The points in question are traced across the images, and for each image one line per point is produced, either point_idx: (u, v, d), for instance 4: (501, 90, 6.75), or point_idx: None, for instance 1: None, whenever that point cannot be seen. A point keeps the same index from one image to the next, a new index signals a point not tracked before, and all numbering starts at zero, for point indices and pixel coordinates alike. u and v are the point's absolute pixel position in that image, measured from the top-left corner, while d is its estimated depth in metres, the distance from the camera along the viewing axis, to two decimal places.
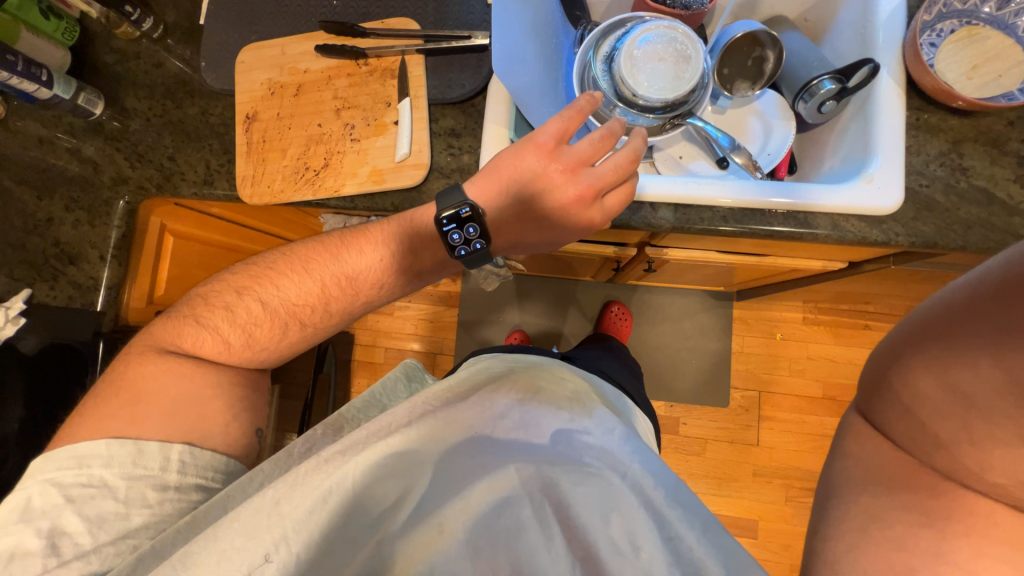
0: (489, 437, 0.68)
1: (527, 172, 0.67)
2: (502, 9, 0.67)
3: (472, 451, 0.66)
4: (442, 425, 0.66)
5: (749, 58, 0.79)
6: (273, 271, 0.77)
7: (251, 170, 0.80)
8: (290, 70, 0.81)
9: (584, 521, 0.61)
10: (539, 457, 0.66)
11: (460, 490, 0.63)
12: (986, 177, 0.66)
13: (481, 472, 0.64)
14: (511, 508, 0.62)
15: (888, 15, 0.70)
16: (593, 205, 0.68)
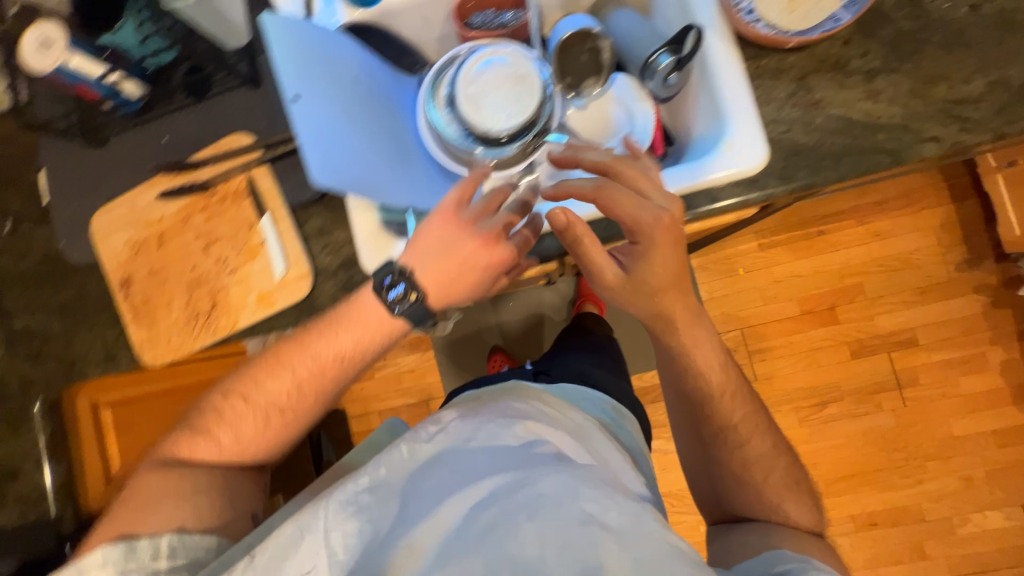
0: (464, 440, 0.63)
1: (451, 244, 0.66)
2: (308, 111, 0.60)
3: (443, 462, 0.61)
4: (408, 447, 0.63)
5: (584, 51, 0.77)
6: (252, 369, 0.72)
7: (144, 334, 0.78)
8: (146, 223, 0.78)
9: (561, 507, 0.54)
10: (511, 453, 0.61)
11: (432, 508, 0.56)
12: (839, 103, 0.65)
13: (453, 479, 0.58)
14: (485, 516, 0.54)
15: None
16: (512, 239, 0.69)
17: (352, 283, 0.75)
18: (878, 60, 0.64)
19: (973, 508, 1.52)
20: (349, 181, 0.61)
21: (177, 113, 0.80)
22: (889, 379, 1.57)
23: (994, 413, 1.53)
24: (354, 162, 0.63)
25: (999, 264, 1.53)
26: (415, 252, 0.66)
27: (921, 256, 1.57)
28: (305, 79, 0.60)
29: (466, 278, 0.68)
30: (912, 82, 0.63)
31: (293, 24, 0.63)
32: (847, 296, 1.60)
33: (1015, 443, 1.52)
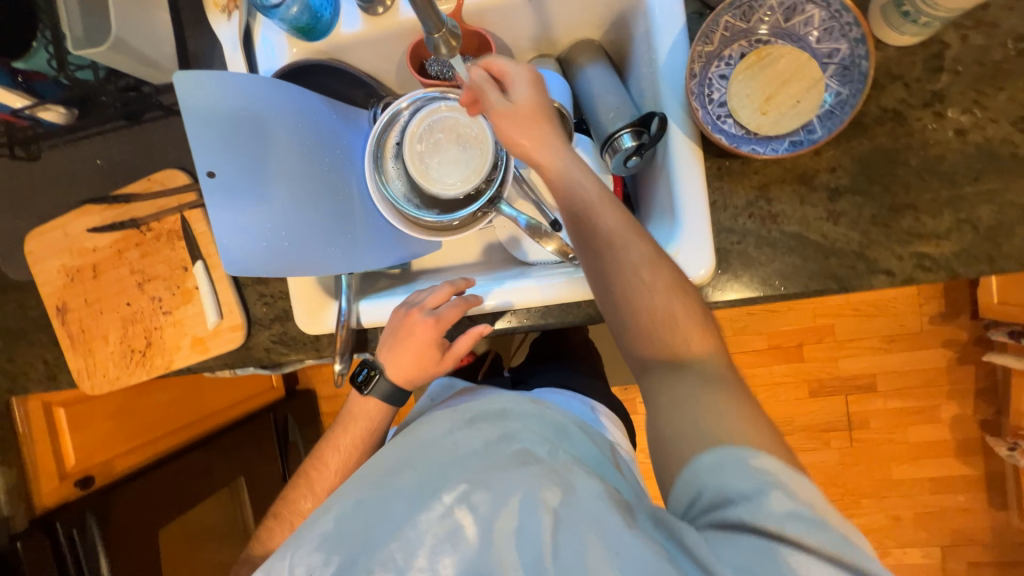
0: (426, 448, 0.58)
1: (419, 338, 0.66)
2: (224, 202, 0.58)
3: (411, 478, 0.56)
4: (372, 468, 0.59)
5: None
6: (287, 503, 0.72)
7: (81, 363, 0.78)
8: (80, 251, 0.76)
9: (535, 516, 0.48)
10: (478, 457, 0.55)
11: (411, 536, 0.50)
12: (797, 220, 0.61)
13: (422, 498, 0.53)
14: (465, 536, 0.50)
15: (669, 51, 0.61)
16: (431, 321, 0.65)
17: (286, 338, 0.74)
18: (847, 178, 0.60)
19: (896, 544, 1.61)
20: (263, 267, 0.61)
21: (107, 135, 0.75)
22: (842, 419, 1.61)
23: (935, 462, 1.58)
24: (277, 241, 0.62)
25: (972, 320, 1.51)
26: (392, 356, 0.68)
27: (898, 305, 1.54)
28: (223, 152, 0.57)
29: (412, 360, 0.68)
30: (876, 207, 0.60)
31: (215, 77, 0.57)
32: (817, 336, 1.59)
33: (948, 491, 1.58)
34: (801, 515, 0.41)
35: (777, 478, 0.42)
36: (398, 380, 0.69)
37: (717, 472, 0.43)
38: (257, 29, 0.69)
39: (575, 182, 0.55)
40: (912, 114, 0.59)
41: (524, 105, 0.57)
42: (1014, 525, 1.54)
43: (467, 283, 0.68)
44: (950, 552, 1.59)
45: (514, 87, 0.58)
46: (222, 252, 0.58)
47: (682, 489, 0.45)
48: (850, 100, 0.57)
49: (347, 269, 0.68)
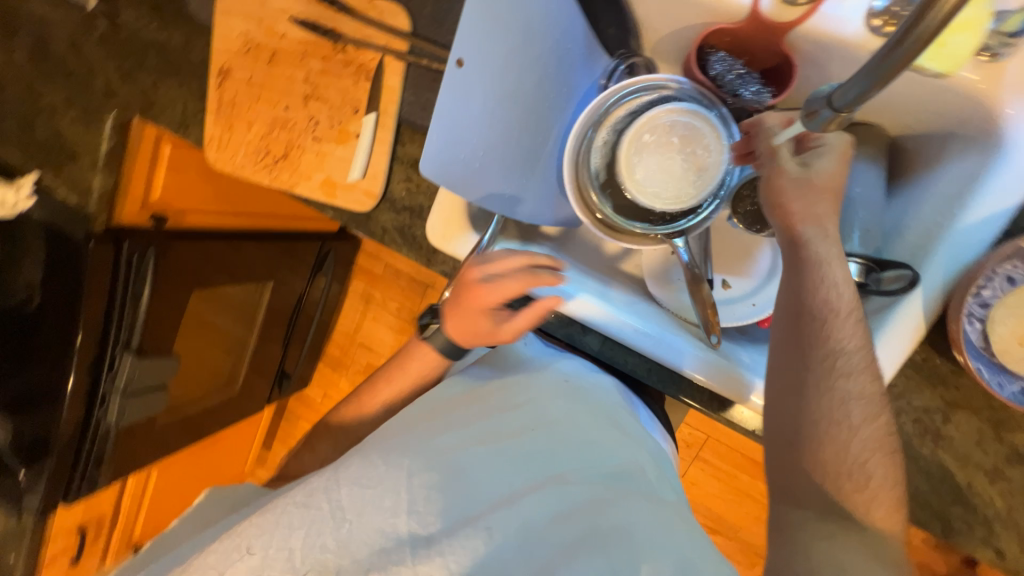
0: (530, 424, 0.61)
1: (486, 297, 0.64)
2: (454, 95, 0.56)
3: (513, 455, 0.57)
4: (447, 415, 0.62)
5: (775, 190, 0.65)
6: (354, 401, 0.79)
7: (216, 133, 0.75)
8: (267, 29, 0.73)
9: (631, 540, 0.50)
10: (578, 453, 0.59)
11: (528, 511, 0.51)
12: (956, 452, 0.61)
13: (523, 481, 0.55)
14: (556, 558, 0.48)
15: (972, 224, 0.56)
16: (483, 283, 0.63)
17: (412, 234, 0.71)
18: (999, 412, 0.60)
19: None
20: (446, 173, 0.58)
21: None
22: None
23: None
24: (473, 156, 0.60)
25: None
26: (460, 308, 0.68)
27: None
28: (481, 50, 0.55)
29: (474, 318, 0.68)
30: (1002, 450, 0.61)
31: None
32: None
33: None
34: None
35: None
36: (458, 333, 0.70)
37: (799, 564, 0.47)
38: None
39: (838, 292, 0.51)
40: None
41: (822, 178, 0.53)
42: None
43: (553, 262, 0.65)
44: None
45: (817, 159, 0.53)
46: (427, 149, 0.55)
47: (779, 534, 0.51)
48: None
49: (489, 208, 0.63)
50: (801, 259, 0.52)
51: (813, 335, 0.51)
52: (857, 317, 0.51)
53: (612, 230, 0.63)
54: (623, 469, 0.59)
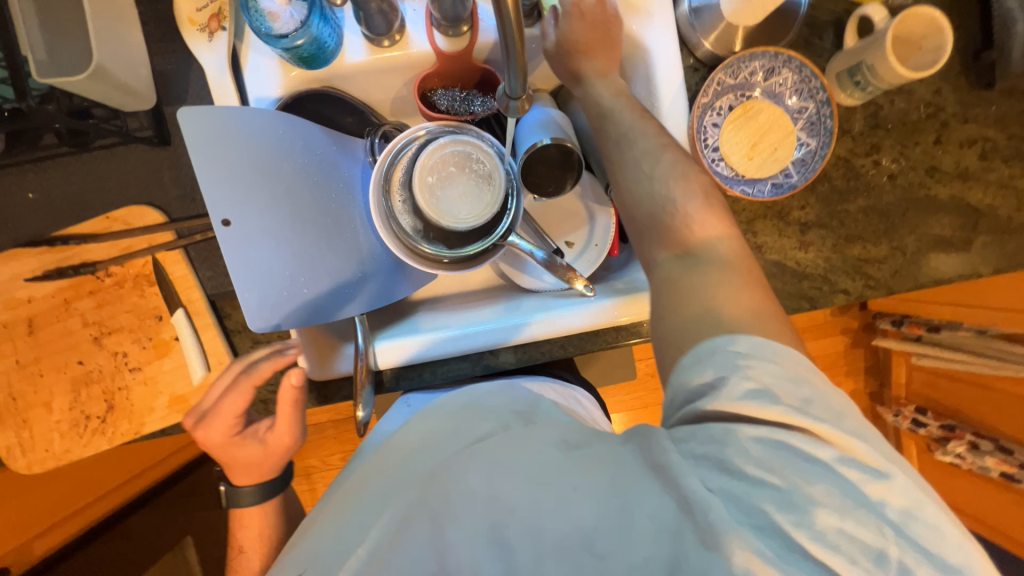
0: (398, 463, 0.48)
1: (213, 441, 0.63)
2: (238, 250, 0.54)
3: (380, 488, 0.45)
4: (349, 483, 0.50)
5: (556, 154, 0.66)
6: None
7: (13, 438, 0.64)
8: (7, 302, 0.63)
9: (524, 491, 0.39)
10: (446, 452, 0.45)
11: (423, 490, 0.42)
12: (777, 250, 0.72)
13: (403, 469, 0.46)
14: (440, 551, 0.37)
15: (671, 100, 0.67)
16: (195, 428, 0.63)
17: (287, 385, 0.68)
18: (813, 214, 0.72)
19: None
20: (286, 314, 0.59)
21: (46, 160, 0.62)
22: None
23: None
24: (295, 284, 0.59)
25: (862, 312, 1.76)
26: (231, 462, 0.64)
27: None
28: (243, 201, 0.53)
29: (238, 453, 0.64)
30: (836, 238, 0.72)
31: (211, 113, 0.54)
32: None
33: None
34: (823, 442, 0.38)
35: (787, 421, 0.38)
36: (250, 476, 0.65)
37: (714, 429, 0.39)
38: (246, 53, 0.62)
39: (648, 140, 0.56)
40: (858, 161, 0.72)
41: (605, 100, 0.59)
42: None
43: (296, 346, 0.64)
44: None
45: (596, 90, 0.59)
46: (245, 307, 0.55)
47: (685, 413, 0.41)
48: (817, 151, 0.67)
49: (334, 316, 0.64)
50: (621, 143, 0.57)
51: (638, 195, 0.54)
52: (691, 169, 0.54)
53: (457, 262, 0.69)
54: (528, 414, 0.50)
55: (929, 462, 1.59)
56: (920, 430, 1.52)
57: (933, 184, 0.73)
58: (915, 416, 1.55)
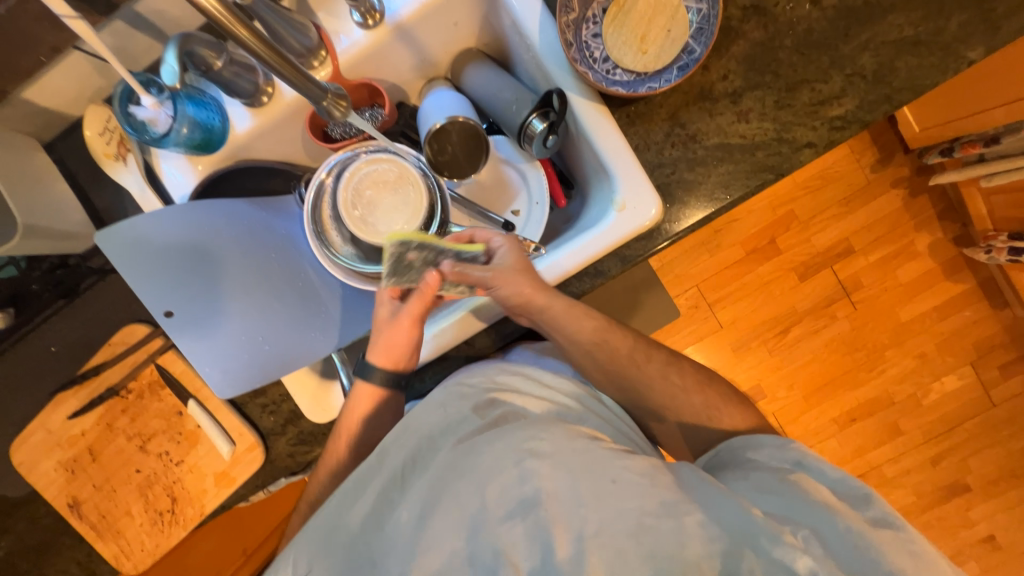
0: (441, 444, 0.57)
1: (383, 305, 0.68)
2: (193, 332, 0.62)
3: (429, 477, 0.54)
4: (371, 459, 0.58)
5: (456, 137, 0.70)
6: None
7: (115, 548, 0.76)
8: (69, 440, 0.74)
9: (569, 490, 0.49)
10: (499, 444, 0.53)
11: (476, 484, 0.51)
12: (715, 132, 0.65)
13: (450, 454, 0.55)
14: (498, 535, 0.48)
15: (540, 33, 0.65)
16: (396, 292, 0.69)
17: (304, 435, 0.73)
18: (740, 80, 0.64)
19: (931, 378, 1.59)
20: (254, 375, 0.66)
21: (53, 316, 0.72)
22: (838, 290, 1.59)
23: (934, 290, 1.57)
24: (257, 345, 0.66)
25: (907, 155, 1.53)
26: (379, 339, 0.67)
27: (840, 168, 1.54)
28: (190, 298, 0.61)
29: (387, 343, 0.66)
30: (776, 93, 0.64)
31: (134, 226, 0.58)
32: (783, 226, 1.57)
33: (954, 311, 1.57)
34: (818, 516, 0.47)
35: (809, 481, 0.50)
36: (387, 363, 0.67)
37: (770, 495, 0.49)
38: (157, 162, 0.68)
39: (513, 286, 0.62)
40: (770, 2, 0.64)
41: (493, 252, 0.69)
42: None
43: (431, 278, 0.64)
44: (1006, 369, 1.57)
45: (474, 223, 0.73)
46: (211, 381, 0.63)
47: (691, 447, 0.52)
48: (711, 12, 0.61)
49: (308, 359, 0.69)
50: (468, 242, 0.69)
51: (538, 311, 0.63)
52: (516, 280, 0.62)
53: None
54: (554, 412, 0.62)
55: None
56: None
57: None
58: (1012, 245, 1.31)
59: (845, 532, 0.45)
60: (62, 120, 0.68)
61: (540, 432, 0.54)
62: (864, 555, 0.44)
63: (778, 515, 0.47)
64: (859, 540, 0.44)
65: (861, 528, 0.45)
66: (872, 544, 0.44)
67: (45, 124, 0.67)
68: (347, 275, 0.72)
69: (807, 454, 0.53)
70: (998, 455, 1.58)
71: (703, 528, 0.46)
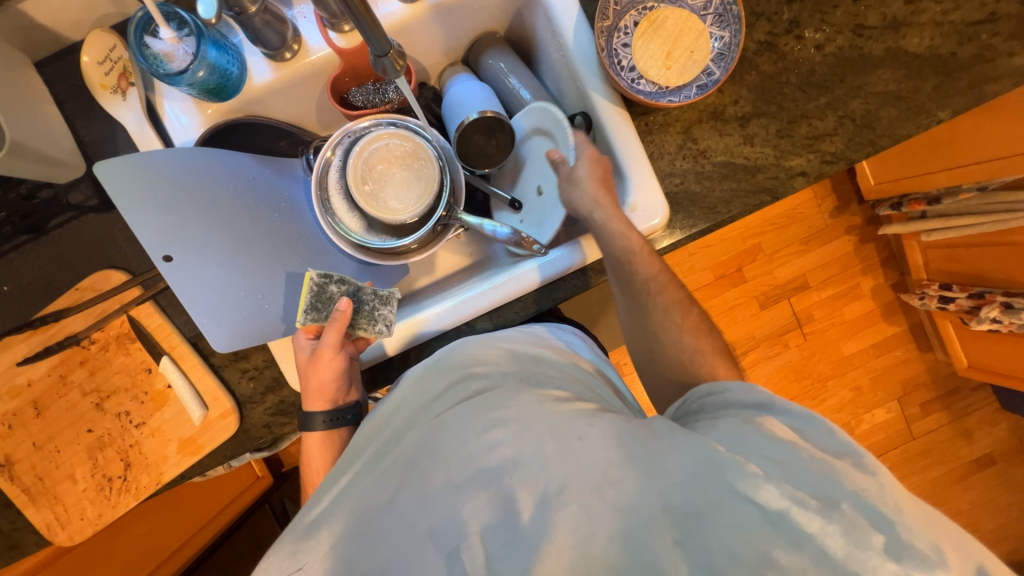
0: (418, 420, 0.54)
1: (300, 355, 0.65)
2: (186, 278, 0.57)
3: (406, 453, 0.51)
4: (356, 443, 0.56)
5: (487, 141, 0.74)
6: None
7: (50, 515, 0.68)
8: (10, 391, 0.67)
9: (535, 453, 0.45)
10: (468, 415, 0.50)
11: (443, 451, 0.48)
12: (722, 151, 0.70)
13: (425, 427, 0.52)
14: (458, 504, 0.44)
15: (574, 34, 0.68)
16: (306, 337, 0.65)
17: (283, 406, 0.69)
18: (749, 106, 0.70)
19: (864, 410, 1.74)
20: (246, 333, 0.62)
21: (12, 252, 0.66)
22: (793, 321, 1.72)
23: (873, 330, 1.73)
24: (253, 303, 0.62)
25: (861, 206, 1.69)
26: (312, 386, 0.64)
27: (803, 211, 1.68)
28: (179, 236, 0.57)
29: (318, 384, 0.64)
30: (779, 123, 0.70)
31: (135, 161, 0.56)
32: (750, 256, 1.69)
33: (887, 350, 1.74)
34: (819, 431, 0.44)
35: (773, 421, 0.46)
36: (324, 403, 0.65)
37: (739, 433, 0.45)
38: (160, 102, 0.64)
39: (628, 239, 0.61)
40: (780, 41, 0.70)
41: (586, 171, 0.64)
42: (944, 360, 1.71)
43: (343, 306, 0.62)
44: (926, 406, 1.75)
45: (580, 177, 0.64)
46: (205, 333, 0.59)
47: (707, 400, 0.53)
48: (733, 40, 0.67)
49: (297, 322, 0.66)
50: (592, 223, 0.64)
51: (628, 282, 0.63)
52: (649, 254, 0.62)
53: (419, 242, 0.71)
54: (531, 375, 0.57)
55: (969, 336, 1.51)
56: (951, 305, 1.45)
57: (865, 43, 0.70)
58: (943, 294, 1.48)
59: (837, 489, 0.39)
60: (56, 41, 0.63)
61: (502, 403, 0.51)
62: (824, 483, 0.39)
63: (740, 446, 0.44)
64: (820, 466, 0.41)
65: (859, 487, 0.39)
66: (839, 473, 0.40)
67: (36, 41, 0.61)
68: (353, 248, 0.70)
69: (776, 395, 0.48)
70: (912, 483, 1.75)
71: (668, 473, 0.42)
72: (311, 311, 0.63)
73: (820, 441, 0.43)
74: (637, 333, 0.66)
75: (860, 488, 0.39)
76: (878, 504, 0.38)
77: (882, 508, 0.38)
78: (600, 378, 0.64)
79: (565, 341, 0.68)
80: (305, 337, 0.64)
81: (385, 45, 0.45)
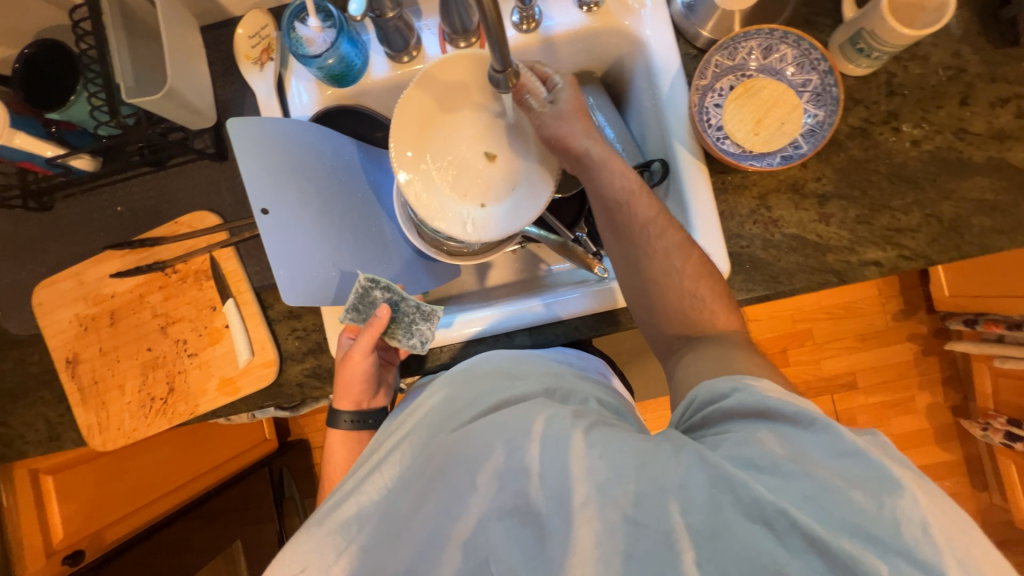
0: (442, 421, 0.54)
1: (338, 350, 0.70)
2: (279, 233, 0.61)
3: (433, 454, 0.51)
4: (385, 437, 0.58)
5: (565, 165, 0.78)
6: None
7: (94, 417, 0.74)
8: (95, 298, 0.75)
9: (558, 468, 0.44)
10: (492, 421, 0.49)
11: (466, 450, 0.48)
12: (795, 224, 0.70)
13: (450, 431, 0.52)
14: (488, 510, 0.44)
15: (670, 86, 0.71)
16: (346, 335, 0.70)
17: (320, 371, 0.73)
18: (831, 185, 0.70)
19: None
20: (312, 293, 0.65)
21: (134, 179, 0.75)
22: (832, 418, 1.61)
23: (923, 450, 1.59)
24: (325, 268, 0.67)
25: (930, 315, 1.58)
26: (340, 383, 0.68)
27: (864, 306, 1.59)
28: (279, 195, 0.61)
29: (345, 382, 0.67)
30: (859, 209, 0.69)
31: (256, 125, 0.61)
32: (797, 340, 1.61)
33: (935, 477, 1.59)
34: (817, 442, 0.41)
35: (771, 435, 0.42)
36: (349, 403, 0.69)
37: (740, 443, 0.43)
38: (289, 78, 0.73)
39: (626, 179, 0.61)
40: (875, 130, 0.70)
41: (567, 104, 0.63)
42: (999, 505, 1.54)
43: (381, 312, 0.66)
44: None
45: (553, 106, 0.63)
46: (278, 284, 0.61)
47: (708, 412, 0.48)
48: (827, 120, 0.68)
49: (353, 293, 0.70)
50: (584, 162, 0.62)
51: (625, 225, 0.60)
52: (647, 195, 0.60)
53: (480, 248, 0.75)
54: (557, 390, 0.57)
55: None
56: (1018, 444, 1.31)
57: (965, 147, 0.69)
58: (1010, 429, 1.34)
59: (846, 511, 0.37)
60: (221, 13, 0.73)
61: (530, 410, 0.49)
62: (831, 509, 0.37)
63: (741, 463, 0.41)
64: (831, 492, 0.38)
65: (860, 502, 0.37)
66: (843, 490, 0.38)
67: (207, 10, 0.72)
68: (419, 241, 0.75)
69: (770, 396, 0.45)
70: None
71: (686, 500, 0.40)
72: (352, 311, 0.68)
73: (820, 454, 0.40)
74: (632, 285, 0.61)
75: (868, 504, 0.37)
76: (882, 527, 0.36)
77: (891, 532, 0.36)
78: (625, 405, 0.64)
79: (598, 372, 0.69)
80: (346, 336, 0.69)
81: (507, 62, 0.45)
